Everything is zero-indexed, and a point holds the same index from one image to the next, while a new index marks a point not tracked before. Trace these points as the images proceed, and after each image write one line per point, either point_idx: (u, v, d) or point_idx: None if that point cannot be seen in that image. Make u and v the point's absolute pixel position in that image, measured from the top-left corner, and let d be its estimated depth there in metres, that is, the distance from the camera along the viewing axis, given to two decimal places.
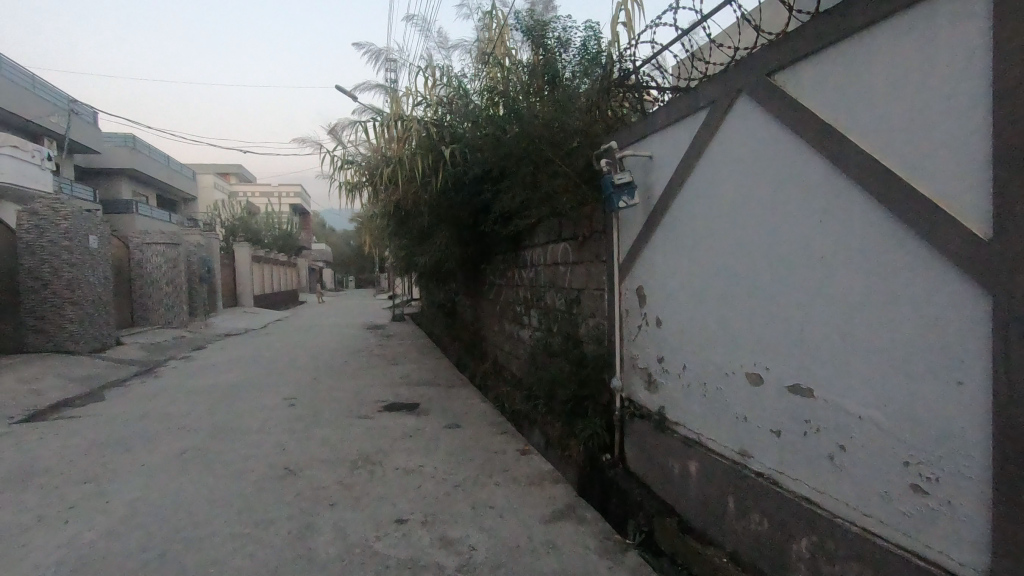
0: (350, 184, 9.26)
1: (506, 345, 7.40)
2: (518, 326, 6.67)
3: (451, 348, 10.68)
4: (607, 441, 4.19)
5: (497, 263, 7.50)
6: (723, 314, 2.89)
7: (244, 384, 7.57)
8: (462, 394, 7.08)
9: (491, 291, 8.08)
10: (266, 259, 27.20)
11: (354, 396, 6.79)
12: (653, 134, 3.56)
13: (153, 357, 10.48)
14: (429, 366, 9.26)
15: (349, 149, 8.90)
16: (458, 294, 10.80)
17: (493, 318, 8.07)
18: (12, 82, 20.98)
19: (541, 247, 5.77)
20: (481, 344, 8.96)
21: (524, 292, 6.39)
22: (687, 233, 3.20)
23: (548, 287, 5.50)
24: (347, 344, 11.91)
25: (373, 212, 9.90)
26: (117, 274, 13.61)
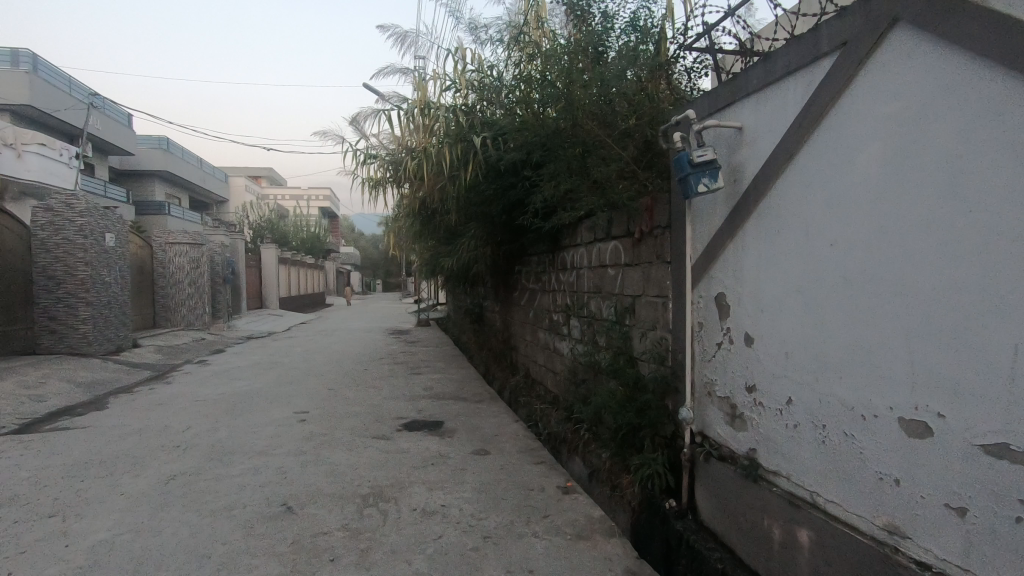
0: (374, 180, 8.71)
1: (540, 357, 6.67)
2: (555, 337, 5.94)
3: (478, 357, 10.00)
4: (670, 484, 3.41)
5: (531, 265, 6.81)
6: (855, 335, 2.13)
7: (256, 394, 7.00)
8: (492, 410, 6.36)
9: (524, 298, 7.36)
10: (293, 262, 27.02)
11: (372, 412, 6.15)
12: (744, 100, 2.79)
13: (169, 361, 10.06)
14: (455, 377, 8.58)
15: (372, 141, 8.32)
16: (487, 300, 10.13)
17: (526, 327, 7.34)
18: (48, 83, 21.14)
19: (584, 247, 5.04)
20: (511, 355, 8.23)
21: (563, 298, 5.65)
22: (797, 225, 2.43)
23: (593, 294, 4.76)
24: (370, 350, 11.32)
25: (398, 211, 9.31)
26: (139, 274, 13.32)
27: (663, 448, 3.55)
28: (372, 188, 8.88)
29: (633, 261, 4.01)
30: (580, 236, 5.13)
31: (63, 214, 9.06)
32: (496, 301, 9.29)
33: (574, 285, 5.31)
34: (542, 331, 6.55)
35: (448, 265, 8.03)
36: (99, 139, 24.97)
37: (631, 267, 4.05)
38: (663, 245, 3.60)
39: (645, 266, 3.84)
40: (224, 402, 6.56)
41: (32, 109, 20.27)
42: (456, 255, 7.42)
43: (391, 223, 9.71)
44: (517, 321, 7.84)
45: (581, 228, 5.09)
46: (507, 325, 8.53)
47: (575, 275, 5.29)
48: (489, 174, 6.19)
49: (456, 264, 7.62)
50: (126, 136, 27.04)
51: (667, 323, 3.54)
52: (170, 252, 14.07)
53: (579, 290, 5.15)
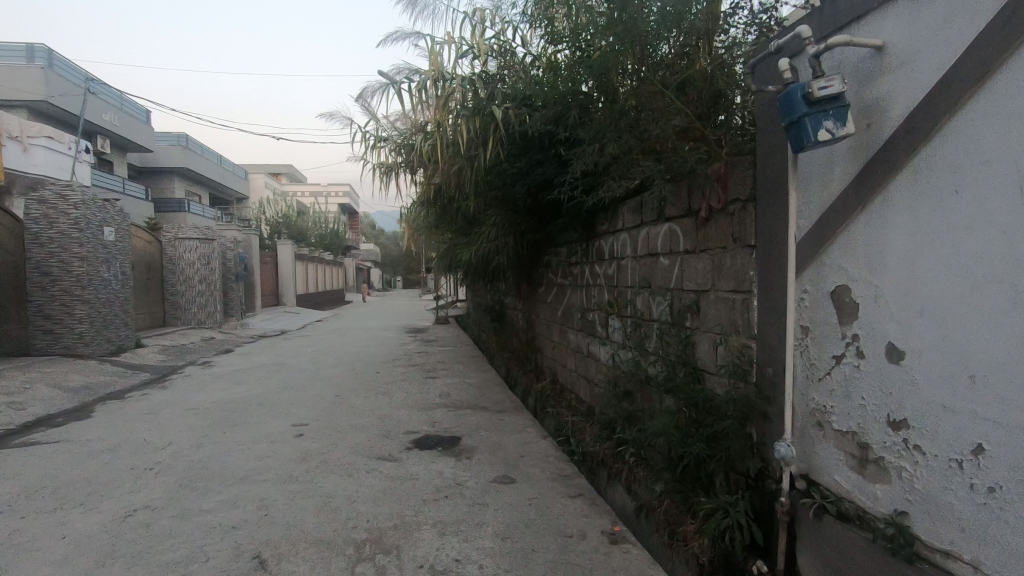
0: (386, 166, 7.95)
1: (572, 362, 5.80)
2: (591, 338, 5.10)
3: (500, 360, 9.17)
4: (756, 540, 2.58)
5: (559, 257, 6.00)
6: None
7: (254, 402, 6.30)
8: (516, 423, 5.54)
9: (552, 293, 6.52)
10: (311, 258, 26.56)
11: (380, 425, 5.38)
12: (887, 7, 1.92)
13: (172, 362, 9.48)
14: (475, 382, 7.77)
15: (382, 123, 7.58)
16: (510, 296, 9.28)
17: (554, 325, 6.50)
18: (65, 79, 20.95)
19: (628, 232, 4.20)
20: (537, 357, 7.39)
21: (600, 294, 4.81)
22: (997, 182, 1.58)
23: (639, 289, 3.91)
24: (385, 351, 10.58)
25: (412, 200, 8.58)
26: (148, 271, 12.82)
27: (744, 490, 2.70)
28: (383, 175, 8.12)
29: (697, 246, 3.15)
30: (623, 219, 4.29)
31: (58, 207, 8.51)
32: (519, 295, 8.49)
33: (614, 278, 4.47)
34: (574, 331, 5.69)
35: (465, 260, 7.27)
36: (117, 136, 24.81)
37: (694, 254, 3.19)
38: (743, 224, 2.73)
39: (714, 253, 2.99)
40: (216, 411, 5.86)
41: (49, 105, 20.08)
42: (472, 248, 6.65)
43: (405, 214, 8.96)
44: (544, 319, 6.99)
45: (624, 209, 4.25)
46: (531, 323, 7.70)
47: (615, 266, 4.45)
48: (512, 154, 5.42)
49: (474, 258, 6.85)
50: (144, 133, 26.87)
51: (750, 327, 2.69)
52: (180, 248, 13.54)
53: (620, 284, 4.31)
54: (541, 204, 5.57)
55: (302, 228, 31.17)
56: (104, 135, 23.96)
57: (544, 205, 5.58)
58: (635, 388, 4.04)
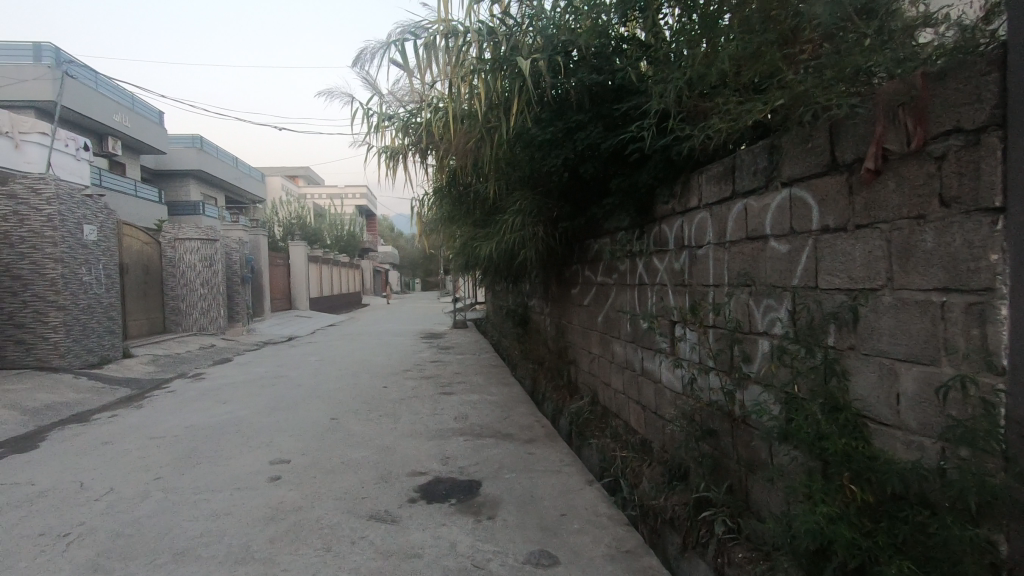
0: (393, 149, 6.88)
1: (619, 380, 4.65)
2: (649, 352, 3.96)
3: (526, 371, 8.06)
4: None
5: (603, 250, 4.87)
6: None
7: (234, 427, 5.28)
8: (550, 459, 4.40)
9: (593, 295, 5.38)
10: (326, 260, 25.73)
11: (378, 462, 4.29)
12: None
13: (161, 374, 8.55)
14: (496, 399, 6.64)
15: (386, 98, 6.49)
16: (537, 299, 8.14)
17: (594, 333, 5.36)
18: (72, 78, 20.43)
19: (710, 209, 3.05)
20: (571, 371, 6.24)
21: (663, 294, 3.66)
22: None
23: (732, 287, 2.77)
24: (396, 361, 9.52)
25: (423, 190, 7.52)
26: (146, 274, 11.99)
27: None
28: (390, 161, 7.05)
29: (852, 219, 2.00)
30: (700, 192, 3.15)
31: (28, 203, 7.63)
32: (547, 297, 7.36)
33: (686, 274, 3.33)
34: (622, 340, 4.55)
35: (485, 258, 6.16)
36: (128, 138, 24.33)
37: (845, 233, 2.04)
38: (968, 173, 1.58)
39: (892, 229, 1.83)
40: (185, 441, 4.84)
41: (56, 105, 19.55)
42: (490, 242, 5.53)
43: (421, 207, 7.89)
44: (580, 326, 5.85)
45: (703, 178, 3.11)
46: (563, 330, 6.56)
47: (688, 256, 3.30)
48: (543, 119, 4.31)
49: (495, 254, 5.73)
50: (157, 134, 26.39)
51: (990, 356, 1.52)
52: (180, 249, 12.76)
53: (696, 280, 3.18)
54: (579, 183, 4.44)
55: (317, 229, 30.41)
56: (116, 136, 23.52)
57: (583, 185, 4.44)
58: (726, 427, 2.89)
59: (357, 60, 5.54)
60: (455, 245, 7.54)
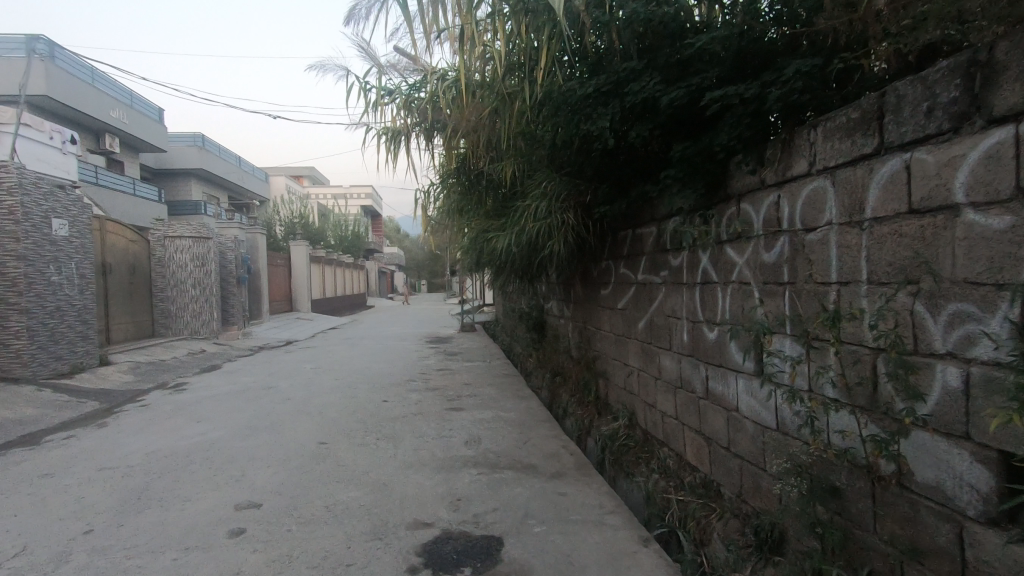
0: (393, 129, 6.02)
1: (670, 402, 3.77)
2: (719, 371, 3.08)
3: (546, 382, 7.18)
4: None
5: (653, 242, 3.98)
6: None
7: (203, 454, 4.43)
8: (586, 502, 3.51)
9: (631, 296, 4.50)
10: (328, 261, 24.92)
11: (372, 507, 3.42)
12: None
13: (138, 384, 7.72)
14: (513, 416, 5.75)
15: (388, 71, 5.63)
16: (558, 300, 7.25)
17: (633, 342, 4.48)
18: (67, 72, 19.72)
19: (832, 176, 2.17)
20: (603, 386, 5.36)
21: (746, 295, 2.78)
22: None
23: (886, 288, 1.88)
24: (400, 369, 8.66)
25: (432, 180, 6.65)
26: (132, 273, 11.18)
27: None
28: (389, 143, 6.18)
29: None
30: (814, 152, 2.26)
31: None
32: (570, 298, 6.48)
33: (786, 269, 2.44)
34: (675, 354, 3.67)
35: (500, 255, 5.27)
36: (127, 135, 23.68)
37: None
38: None
39: None
40: (139, 474, 3.99)
41: (48, 99, 18.82)
42: (507, 234, 4.64)
43: (427, 201, 7.03)
44: (614, 333, 4.96)
45: (819, 134, 2.23)
46: (592, 335, 5.68)
47: (791, 244, 2.42)
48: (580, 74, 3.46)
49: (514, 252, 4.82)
50: (156, 131, 25.68)
51: None
52: (170, 248, 12.00)
53: (806, 277, 2.29)
54: (624, 156, 3.58)
55: (320, 229, 29.63)
56: (114, 134, 22.87)
57: (629, 158, 3.59)
58: (864, 490, 2.01)
59: (351, 19, 4.67)
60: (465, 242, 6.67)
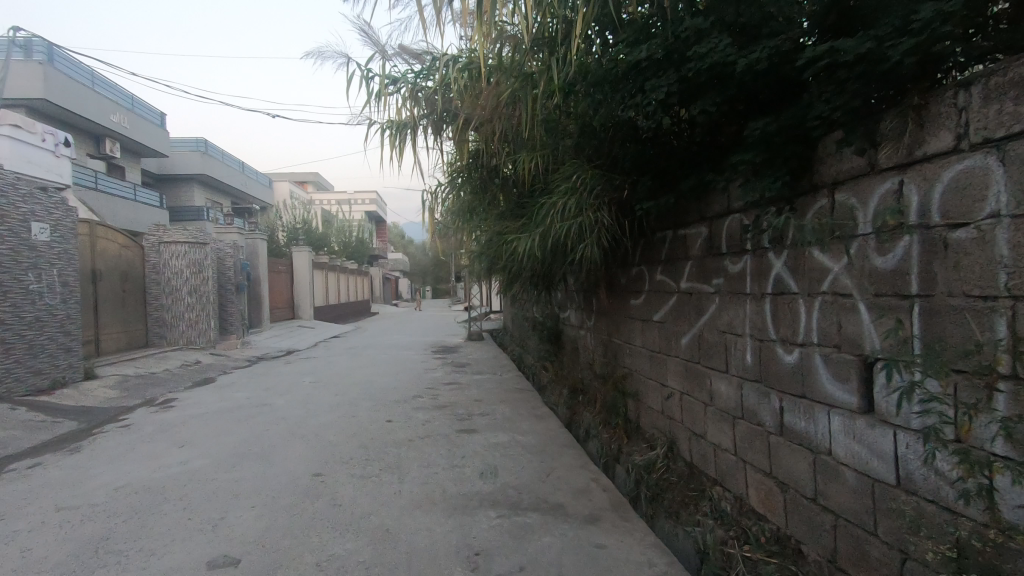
0: (398, 123, 5.47)
1: (727, 435, 3.19)
2: (802, 402, 2.50)
3: (565, 398, 6.60)
4: None
5: (703, 245, 3.40)
6: None
7: (180, 489, 3.86)
8: (631, 557, 2.92)
9: (672, 307, 3.91)
10: (332, 267, 24.43)
11: (373, 564, 2.84)
12: None
13: (125, 400, 7.19)
14: (532, 440, 5.17)
15: (393, 56, 5.07)
16: (578, 309, 6.67)
17: (675, 360, 3.89)
18: (66, 76, 19.36)
19: (999, 152, 1.60)
20: (634, 408, 4.76)
21: (845, 309, 2.20)
22: None
23: None
24: (405, 382, 8.08)
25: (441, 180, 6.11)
26: (125, 281, 10.68)
27: None
28: (394, 139, 5.63)
29: None
30: (968, 121, 1.68)
31: None
32: (594, 306, 5.91)
33: (915, 277, 1.87)
34: (734, 377, 3.08)
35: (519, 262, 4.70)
36: (128, 140, 23.31)
37: None
38: None
39: None
40: (102, 517, 3.42)
41: (46, 103, 18.43)
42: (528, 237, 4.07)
43: (437, 203, 6.48)
44: (649, 348, 4.38)
45: (975, 95, 1.65)
46: (620, 349, 5.10)
47: (922, 243, 1.84)
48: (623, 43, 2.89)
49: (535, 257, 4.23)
50: (158, 136, 25.32)
51: None
52: (165, 253, 11.47)
53: (956, 288, 1.71)
54: (677, 141, 3.01)
55: (324, 234, 29.18)
56: (114, 138, 22.50)
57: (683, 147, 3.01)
58: None
59: None
60: (477, 247, 6.12)
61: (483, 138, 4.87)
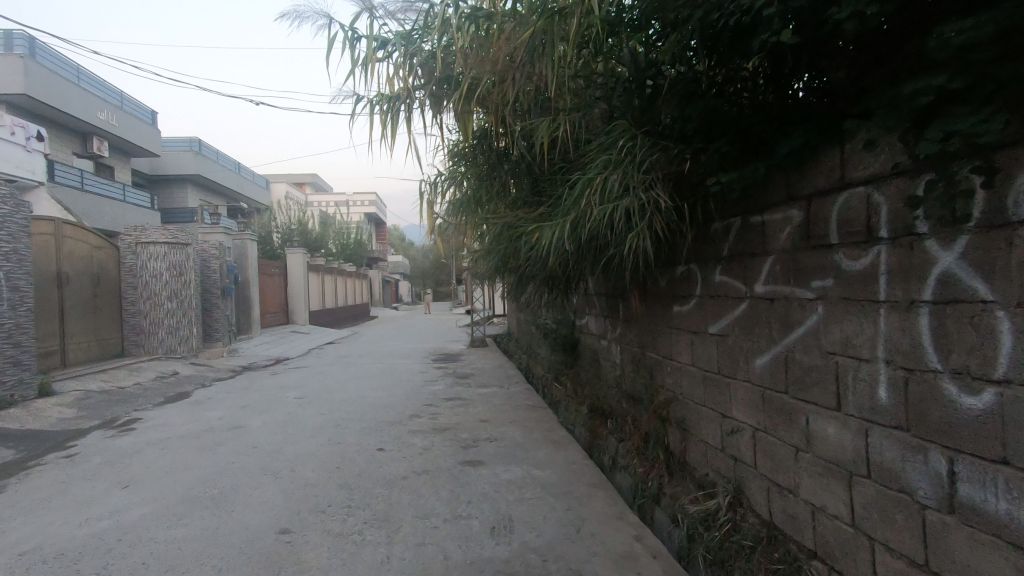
0: (390, 96, 4.59)
1: (837, 497, 2.31)
2: (999, 472, 1.62)
3: (587, 418, 5.70)
4: None
5: (793, 234, 2.54)
6: None
7: (100, 558, 2.96)
8: None
9: (738, 317, 3.05)
10: (328, 269, 23.51)
11: None
12: None
13: (81, 421, 6.30)
14: (552, 475, 4.29)
15: (382, 13, 4.20)
16: (602, 316, 5.78)
17: (743, 386, 3.01)
18: (49, 70, 18.50)
19: None
20: (679, 440, 3.88)
21: None
22: None
23: None
24: (402, 398, 7.20)
25: (445, 170, 5.28)
26: (97, 284, 9.80)
27: None
28: (385, 116, 4.76)
29: None
30: None
31: None
32: (623, 312, 5.02)
33: None
34: (853, 419, 2.20)
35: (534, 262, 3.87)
36: (116, 138, 22.48)
37: None
38: None
39: None
40: None
41: (27, 98, 17.62)
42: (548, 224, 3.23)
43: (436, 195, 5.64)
44: (702, 367, 3.51)
45: None
46: (659, 365, 4.22)
47: None
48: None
49: (560, 255, 3.38)
50: (149, 135, 24.49)
51: None
52: (143, 255, 10.64)
53: None
54: (784, 75, 2.31)
55: (321, 236, 28.34)
56: (102, 137, 21.68)
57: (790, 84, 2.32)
58: None
59: None
60: (483, 246, 5.26)
61: (496, 110, 4.03)
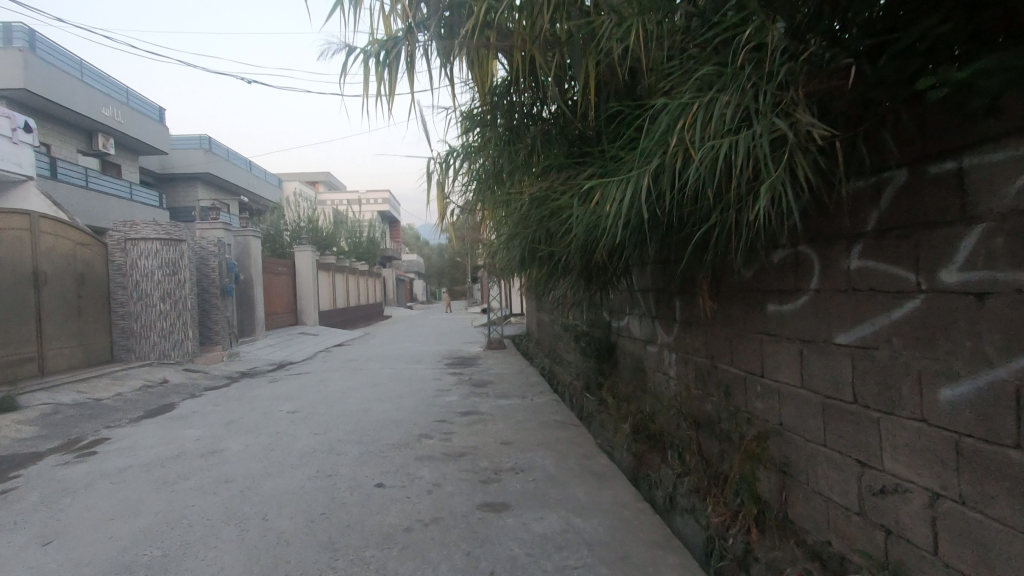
0: (385, 42, 3.59)
1: None
2: None
3: (632, 442, 4.67)
4: None
5: None
6: None
7: None
8: None
9: (900, 320, 2.01)
10: (339, 267, 22.78)
11: None
12: None
13: (39, 443, 5.43)
14: (600, 527, 3.29)
15: None
16: (648, 316, 4.77)
17: (911, 427, 1.98)
18: (49, 65, 17.90)
19: None
20: (778, 488, 2.84)
21: None
22: None
23: None
24: (412, 412, 6.24)
25: (458, 146, 4.32)
26: (81, 285, 8.97)
27: None
28: (381, 69, 3.74)
29: None
30: None
31: None
32: (681, 311, 4.00)
33: None
34: None
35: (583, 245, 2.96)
36: (123, 136, 21.89)
37: None
38: None
39: None
40: None
41: (27, 94, 17.01)
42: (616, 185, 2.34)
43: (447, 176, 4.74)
44: (820, 391, 2.49)
45: None
46: (740, 384, 3.20)
47: None
48: None
49: (631, 226, 2.44)
50: (157, 132, 23.90)
51: None
52: (133, 252, 9.78)
53: None
54: None
55: (333, 234, 27.62)
56: (107, 134, 21.11)
57: None
58: None
59: None
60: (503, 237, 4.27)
61: (528, 50, 3.04)
